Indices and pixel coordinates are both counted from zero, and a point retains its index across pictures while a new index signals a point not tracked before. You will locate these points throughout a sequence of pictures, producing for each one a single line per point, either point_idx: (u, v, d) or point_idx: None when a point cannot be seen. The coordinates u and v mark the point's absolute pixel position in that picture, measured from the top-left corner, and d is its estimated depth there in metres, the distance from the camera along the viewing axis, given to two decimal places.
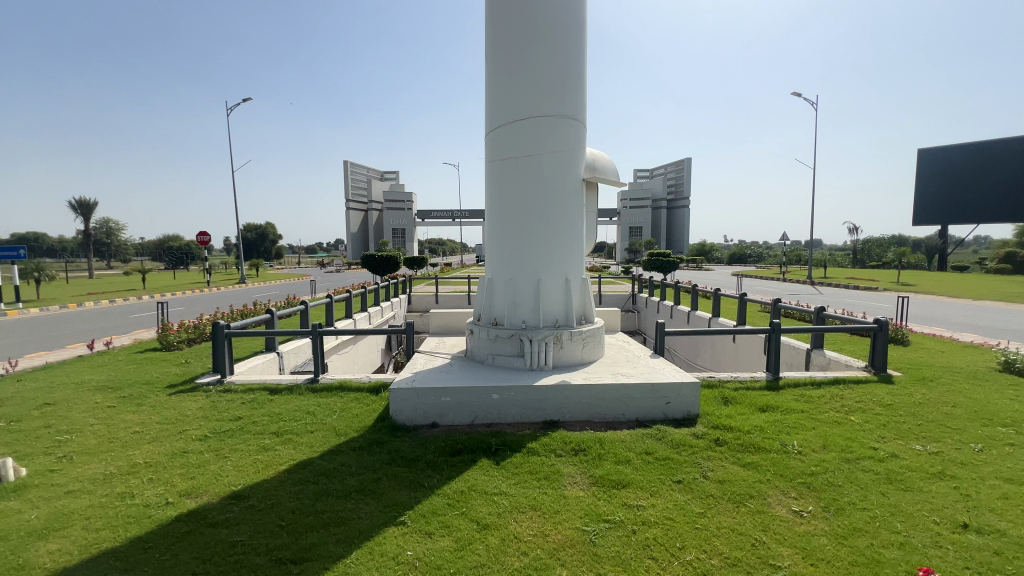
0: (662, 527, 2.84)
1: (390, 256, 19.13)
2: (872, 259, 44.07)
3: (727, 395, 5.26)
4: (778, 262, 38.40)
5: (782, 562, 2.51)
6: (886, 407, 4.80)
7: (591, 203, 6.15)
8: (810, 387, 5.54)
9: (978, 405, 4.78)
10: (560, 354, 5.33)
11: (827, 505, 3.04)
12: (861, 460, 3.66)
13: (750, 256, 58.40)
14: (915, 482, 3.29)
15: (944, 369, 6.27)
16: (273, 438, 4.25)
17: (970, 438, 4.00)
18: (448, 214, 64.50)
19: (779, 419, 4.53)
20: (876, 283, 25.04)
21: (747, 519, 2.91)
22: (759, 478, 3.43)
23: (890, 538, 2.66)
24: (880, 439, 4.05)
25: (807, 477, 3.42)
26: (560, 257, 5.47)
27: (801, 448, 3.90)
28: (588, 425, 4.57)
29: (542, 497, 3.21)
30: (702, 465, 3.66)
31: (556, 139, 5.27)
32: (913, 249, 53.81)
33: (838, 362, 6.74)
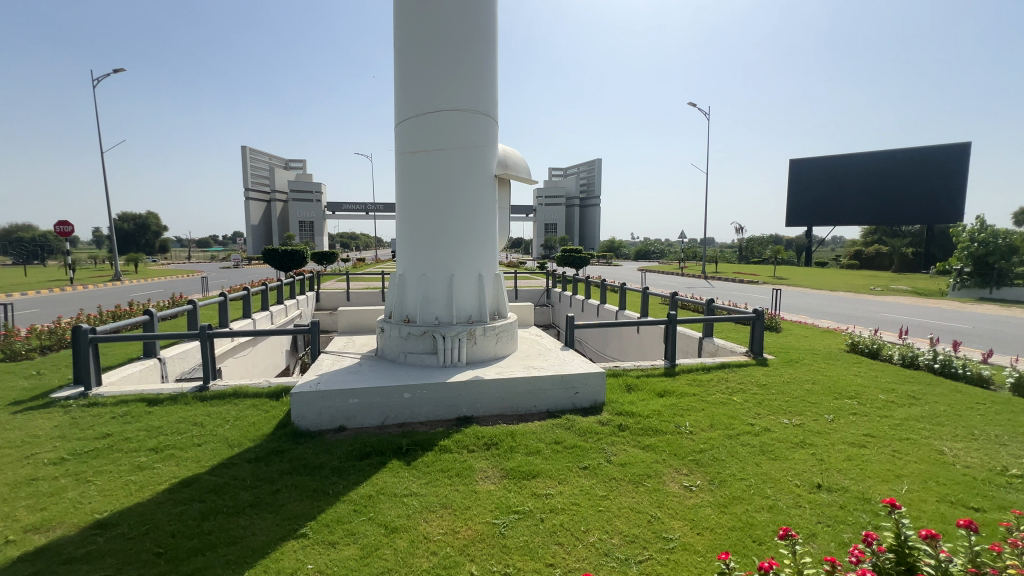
0: (568, 512, 2.96)
1: (296, 250, 17.82)
2: (754, 256, 49.54)
3: (630, 382, 5.63)
4: (678, 258, 41.86)
5: (674, 534, 2.73)
6: (761, 387, 5.45)
7: (504, 200, 6.22)
8: (700, 371, 6.10)
9: (831, 381, 5.61)
10: (474, 349, 5.33)
11: (712, 479, 3.37)
12: (741, 435, 4.11)
13: (654, 252, 62.88)
14: (783, 451, 3.77)
15: (805, 351, 7.26)
16: (151, 456, 3.77)
17: (824, 410, 4.66)
18: (361, 207, 61.66)
19: (674, 402, 4.94)
20: (757, 277, 28.27)
21: (645, 498, 3.13)
22: (656, 459, 3.70)
23: (762, 503, 3.01)
24: (756, 415, 4.58)
25: (697, 454, 3.77)
26: (473, 253, 5.46)
27: (692, 428, 4.29)
28: (501, 419, 4.63)
29: (453, 494, 3.19)
30: (606, 450, 3.88)
31: (467, 133, 5.23)
32: (785, 246, 61.48)
33: (725, 348, 7.51)
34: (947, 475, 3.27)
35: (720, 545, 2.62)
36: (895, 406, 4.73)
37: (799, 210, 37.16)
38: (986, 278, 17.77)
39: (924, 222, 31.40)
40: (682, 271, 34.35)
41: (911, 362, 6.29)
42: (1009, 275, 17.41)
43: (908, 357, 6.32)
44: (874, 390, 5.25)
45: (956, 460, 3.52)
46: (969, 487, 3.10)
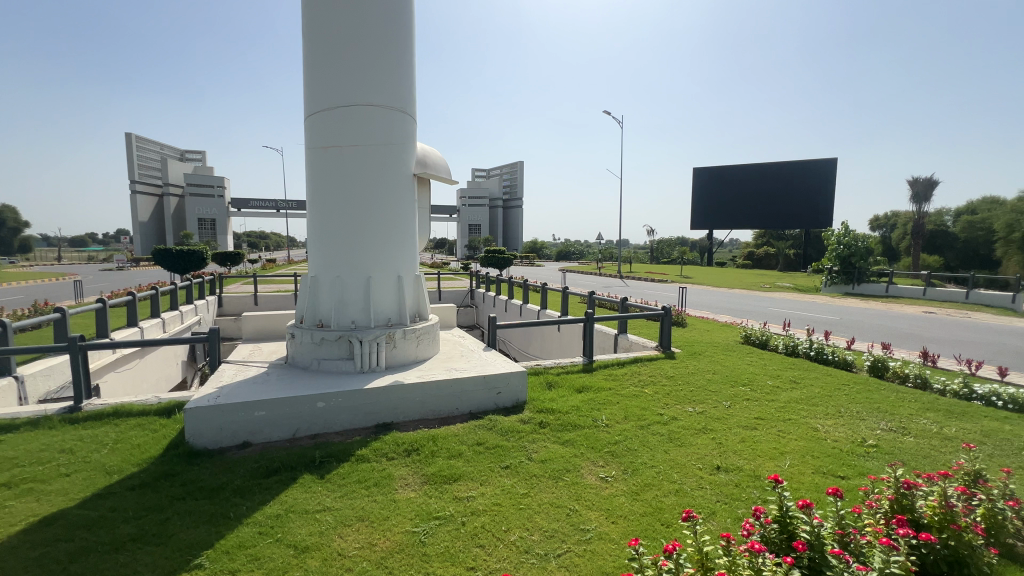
0: (489, 513, 2.97)
1: (193, 250, 16.15)
2: (664, 257, 53.13)
3: (550, 380, 5.78)
4: (597, 259, 43.72)
5: (590, 525, 2.84)
6: (669, 378, 5.85)
7: (424, 200, 6.10)
8: (616, 366, 6.42)
9: (729, 371, 6.16)
10: (393, 353, 5.16)
11: (626, 468, 3.56)
12: (652, 425, 4.38)
13: (574, 253, 65.19)
14: (687, 438, 4.07)
15: (707, 344, 7.92)
16: (2, 492, 3.20)
17: (722, 397, 5.11)
18: (270, 204, 57.29)
19: (592, 398, 5.15)
20: (666, 276, 30.34)
21: (564, 492, 3.22)
22: (575, 453, 3.83)
23: (670, 487, 3.23)
24: (665, 405, 4.91)
25: (612, 445, 3.96)
26: (391, 254, 5.28)
27: (608, 421, 4.49)
28: (422, 423, 4.53)
29: (371, 506, 3.06)
30: (528, 448, 3.95)
31: (383, 130, 5.06)
32: (690, 248, 66.68)
33: (638, 343, 7.97)
34: (821, 449, 3.73)
35: (632, 532, 2.77)
36: (780, 391, 5.31)
37: (698, 213, 39.11)
38: (850, 276, 20.57)
39: (801, 226, 34.34)
40: (600, 271, 35.95)
41: (793, 351, 7.11)
42: (867, 273, 20.30)
43: (791, 346, 7.14)
44: (763, 378, 5.85)
45: (827, 435, 4.03)
46: (837, 458, 3.56)
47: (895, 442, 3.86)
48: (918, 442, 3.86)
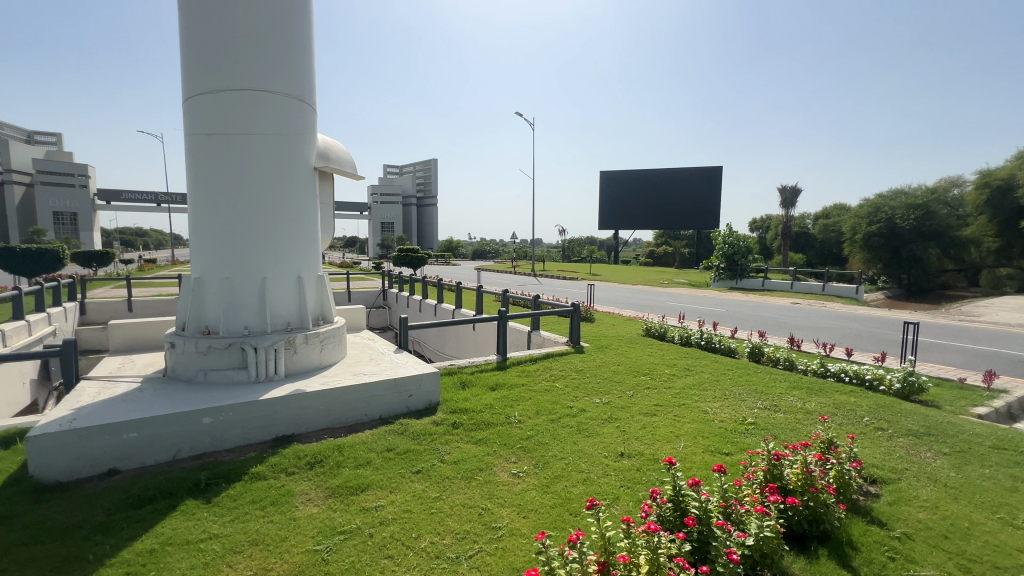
0: (399, 521, 2.87)
1: (47, 249, 13.78)
2: (574, 255, 55.45)
3: (464, 379, 5.74)
4: (511, 257, 44.40)
5: (502, 522, 2.86)
6: (578, 372, 6.10)
7: (327, 196, 5.75)
8: (528, 363, 6.55)
9: (632, 362, 6.57)
10: (293, 360, 4.79)
11: (537, 462, 3.63)
12: (562, 418, 4.52)
13: (489, 252, 65.71)
14: (594, 428, 4.27)
15: (613, 338, 8.39)
16: None
17: (626, 387, 5.43)
18: (147, 197, 50.60)
19: (505, 395, 5.21)
20: (577, 274, 31.68)
21: (476, 492, 3.21)
22: (488, 452, 3.84)
23: (578, 477, 3.35)
24: (574, 398, 5.10)
25: (524, 441, 4.03)
26: (290, 253, 4.90)
27: (520, 417, 4.56)
28: (327, 433, 4.26)
29: (267, 527, 2.81)
30: (440, 450, 3.88)
31: (279, 119, 4.68)
32: (598, 247, 70.45)
33: (550, 339, 8.22)
34: (710, 430, 4.10)
35: (542, 525, 2.82)
36: (676, 378, 5.77)
37: (606, 213, 41.23)
38: (733, 272, 23.02)
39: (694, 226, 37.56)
40: (515, 269, 36.57)
41: (687, 341, 7.77)
42: (747, 269, 22.85)
43: (685, 337, 7.80)
44: (662, 367, 6.32)
45: (715, 416, 4.45)
46: (723, 437, 3.93)
47: (769, 418, 4.36)
48: (787, 417, 4.40)
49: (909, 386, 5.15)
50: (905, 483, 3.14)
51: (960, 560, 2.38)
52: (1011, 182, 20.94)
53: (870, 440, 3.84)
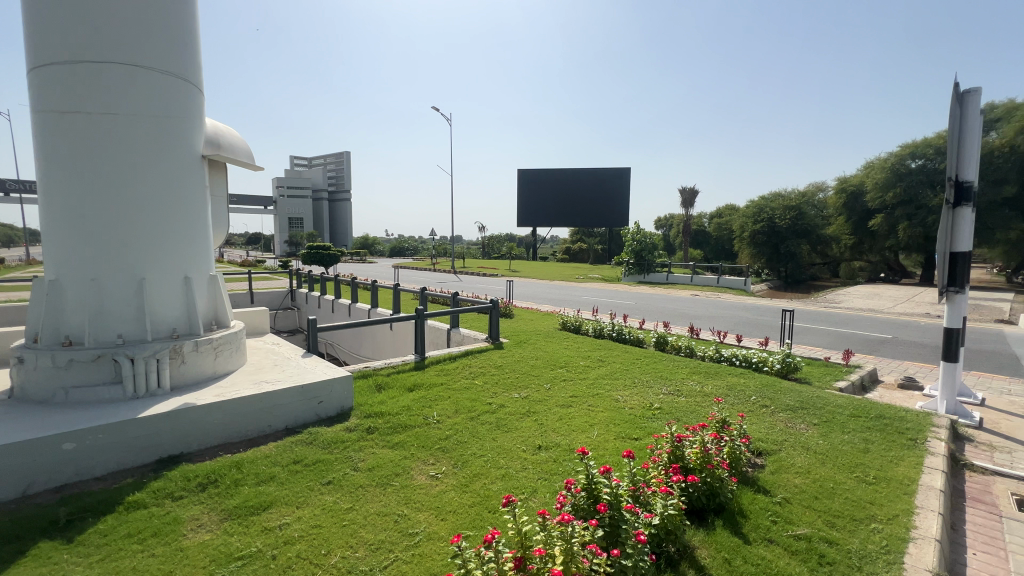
0: (307, 539, 2.67)
1: None
2: (494, 252, 55.88)
3: (379, 382, 5.51)
4: (431, 254, 43.63)
5: (419, 527, 2.77)
6: (498, 368, 6.12)
7: (219, 188, 5.21)
8: (447, 361, 6.46)
9: (549, 356, 6.74)
10: (181, 370, 4.27)
11: (456, 462, 3.58)
12: (481, 415, 4.51)
13: (408, 249, 64.09)
14: (513, 423, 4.30)
15: (531, 333, 8.55)
16: None
17: (543, 381, 5.56)
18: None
19: (423, 395, 5.08)
20: (497, 271, 31.92)
21: (391, 499, 3.09)
22: (405, 455, 3.71)
23: (497, 474, 3.36)
24: (493, 394, 5.12)
25: (443, 441, 3.95)
26: (175, 251, 4.37)
27: (438, 417, 4.48)
28: (223, 449, 3.85)
29: (146, 563, 2.47)
30: (353, 457, 3.68)
31: (157, 99, 4.14)
32: (518, 244, 71.72)
33: (469, 337, 8.18)
34: (621, 417, 4.32)
35: (460, 526, 2.78)
36: (590, 369, 6.02)
37: (523, 210, 41.88)
38: (642, 267, 24.58)
39: (606, 224, 39.51)
40: (434, 266, 36.02)
41: (600, 333, 8.14)
42: (653, 264, 24.52)
43: (599, 329, 8.16)
44: (577, 359, 6.56)
45: (625, 404, 4.69)
46: (632, 423, 4.16)
47: (673, 403, 4.69)
48: (687, 400, 4.77)
49: (787, 366, 5.82)
50: (784, 452, 3.53)
51: (827, 516, 2.72)
52: (860, 189, 24.65)
53: (756, 417, 4.28)
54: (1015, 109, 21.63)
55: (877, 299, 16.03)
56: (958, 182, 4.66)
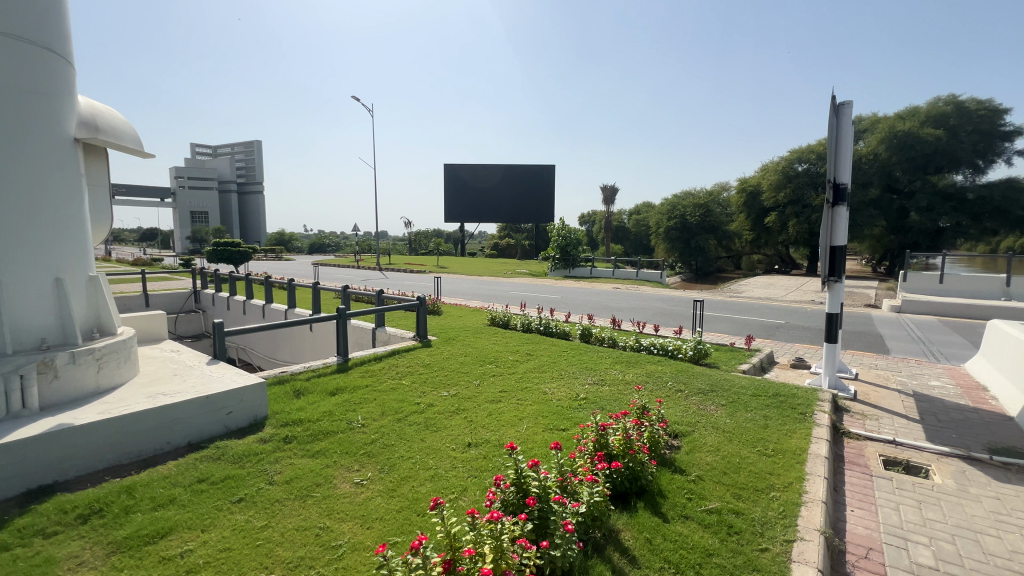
0: (215, 564, 2.44)
1: None
2: (421, 248, 54.80)
3: (298, 387, 5.17)
4: (354, 250, 41.76)
5: (343, 538, 2.64)
6: (426, 366, 6.00)
7: (98, 176, 4.58)
8: (373, 362, 6.21)
9: (479, 352, 6.72)
10: (55, 386, 3.71)
11: (382, 466, 3.45)
12: (409, 416, 4.39)
13: (328, 245, 60.96)
14: (442, 422, 4.23)
15: (459, 329, 8.48)
16: None
17: (472, 377, 5.52)
18: None
19: (346, 399, 4.84)
20: (424, 267, 31.31)
21: (312, 511, 2.90)
22: (327, 464, 3.51)
23: (425, 475, 3.28)
24: (421, 394, 5.00)
25: (368, 446, 3.79)
26: (41, 250, 3.76)
27: (363, 421, 4.29)
28: (111, 473, 3.40)
29: None
30: (268, 470, 3.42)
31: (13, 71, 3.53)
32: (445, 240, 70.93)
33: (396, 335, 7.94)
34: (549, 409, 4.40)
35: (387, 532, 2.68)
36: (519, 364, 6.08)
37: (450, 205, 41.37)
38: (567, 261, 25.34)
39: (532, 220, 40.18)
40: (357, 263, 34.55)
41: (528, 328, 8.26)
42: (578, 259, 25.37)
43: (527, 324, 8.28)
44: (506, 354, 6.60)
45: (553, 396, 4.80)
46: (560, 414, 4.25)
47: (597, 392, 4.87)
48: (611, 389, 4.98)
49: (699, 352, 6.28)
50: (697, 433, 3.80)
51: (734, 489, 2.97)
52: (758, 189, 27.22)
53: (672, 401, 4.56)
54: (877, 122, 25.02)
55: (772, 288, 17.85)
56: (835, 184, 5.26)
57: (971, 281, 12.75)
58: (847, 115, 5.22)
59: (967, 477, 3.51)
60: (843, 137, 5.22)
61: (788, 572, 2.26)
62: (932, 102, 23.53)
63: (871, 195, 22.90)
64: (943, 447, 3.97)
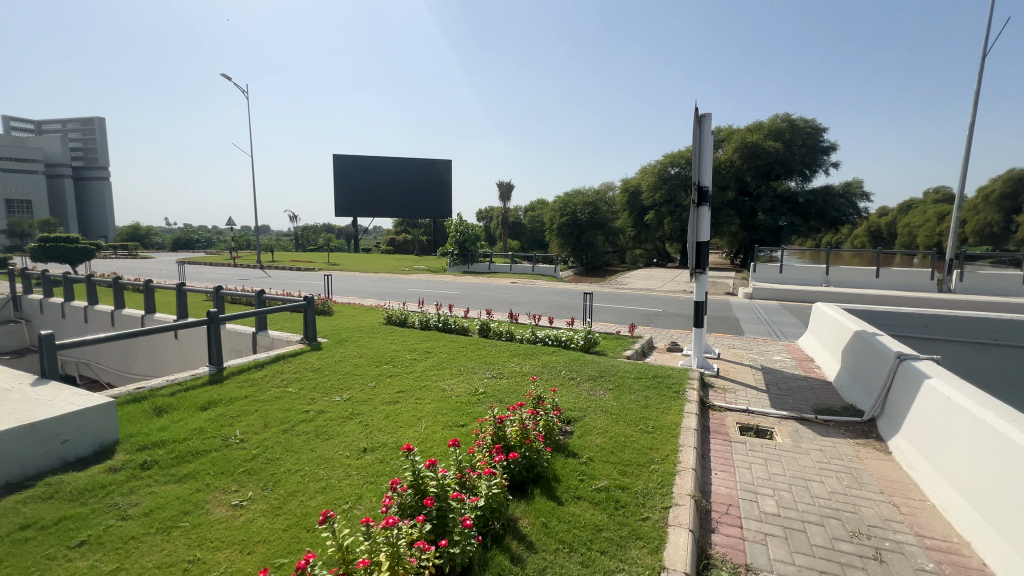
0: None
1: None
2: (309, 244, 50.95)
3: (159, 404, 4.50)
4: (229, 246, 37.42)
5: (218, 569, 2.36)
6: (316, 371, 5.60)
7: None
8: (253, 369, 5.64)
9: (374, 352, 6.45)
10: None
11: (266, 483, 3.16)
12: (296, 426, 4.06)
13: (196, 240, 53.95)
14: (334, 429, 3.98)
15: (353, 329, 8.06)
16: None
17: (368, 379, 5.29)
18: None
19: (221, 412, 4.33)
20: (313, 264, 29.16)
21: (178, 544, 2.55)
22: (197, 488, 3.12)
23: (316, 487, 3.06)
24: (311, 401, 4.66)
25: (249, 463, 3.43)
26: None
27: (242, 436, 3.88)
28: None
29: None
30: (121, 504, 2.94)
31: None
32: (337, 235, 66.82)
33: (280, 339, 7.30)
34: (448, 406, 4.38)
35: (272, 554, 2.46)
36: (417, 362, 5.96)
37: (341, 198, 38.90)
38: (465, 257, 25.38)
39: (430, 215, 39.47)
40: (233, 261, 31.06)
41: (426, 325, 8.12)
42: (476, 254, 25.52)
43: (424, 321, 8.14)
44: (403, 353, 6.42)
45: (452, 393, 4.78)
46: (460, 411, 4.26)
47: (496, 386, 4.96)
48: (508, 382, 5.10)
49: (589, 341, 6.70)
50: (588, 417, 4.05)
51: (620, 466, 3.22)
52: (638, 188, 29.73)
53: (566, 389, 4.82)
54: (733, 133, 28.72)
55: (652, 280, 19.66)
56: (699, 186, 5.93)
57: (801, 271, 15.29)
58: (707, 125, 5.91)
59: (801, 434, 4.21)
60: (705, 145, 5.90)
61: (665, 536, 2.51)
62: (772, 119, 27.64)
63: (728, 197, 26.27)
64: (783, 411, 4.72)
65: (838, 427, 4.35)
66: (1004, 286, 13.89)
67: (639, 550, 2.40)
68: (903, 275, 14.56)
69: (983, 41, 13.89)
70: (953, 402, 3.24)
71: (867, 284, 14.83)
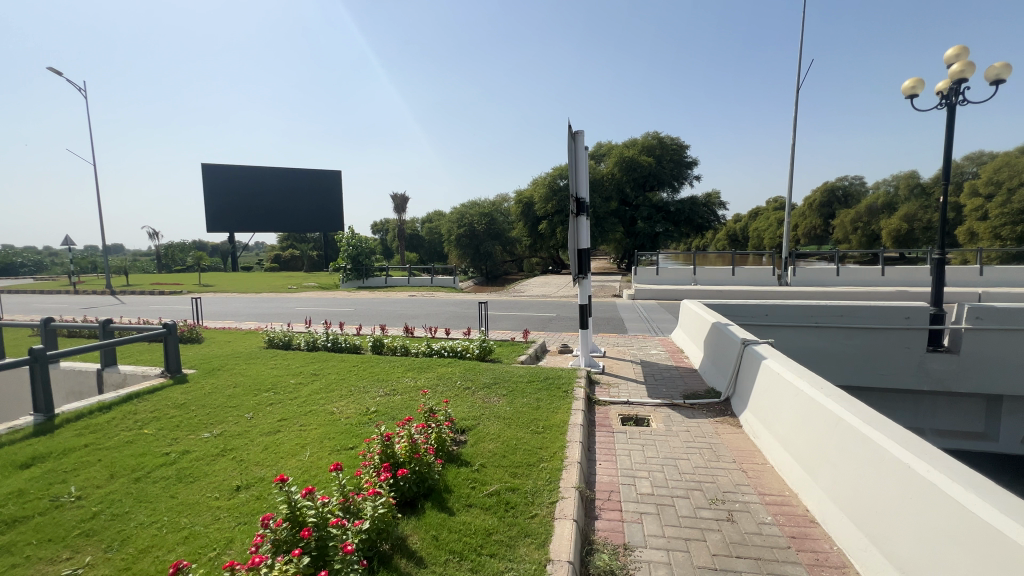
0: None
1: None
2: (176, 264, 44.81)
3: None
4: (67, 271, 31.40)
5: None
6: (179, 407, 4.95)
7: None
8: (95, 413, 4.80)
9: (251, 379, 5.89)
10: None
11: (112, 543, 2.72)
12: (152, 472, 3.55)
13: (21, 264, 44.80)
14: (202, 469, 3.55)
15: (227, 356, 7.26)
16: None
17: (244, 410, 4.80)
18: None
19: (51, 468, 3.64)
20: (179, 287, 25.69)
21: None
22: (13, 564, 2.59)
23: (177, 538, 2.71)
24: (172, 441, 4.12)
25: (87, 523, 2.92)
26: None
27: (79, 492, 3.29)
28: None
29: None
30: None
31: None
32: (210, 254, 59.83)
33: (133, 374, 6.32)
34: (336, 430, 4.15)
35: None
36: (302, 386, 5.54)
37: (213, 212, 34.95)
38: (360, 272, 24.28)
39: (319, 229, 37.13)
40: (74, 288, 26.17)
41: (313, 346, 7.62)
42: (371, 269, 24.55)
43: (311, 342, 7.63)
44: (286, 377, 5.94)
45: (341, 415, 4.54)
46: (349, 433, 4.05)
47: (388, 403, 4.80)
48: (401, 398, 4.97)
49: (484, 350, 6.79)
50: (481, 425, 4.11)
51: (511, 469, 3.31)
52: (530, 200, 31.05)
53: (460, 399, 4.84)
54: (612, 148, 31.33)
55: (548, 286, 20.58)
56: (577, 198, 6.35)
57: (674, 273, 17.06)
58: (581, 142, 6.39)
59: (672, 419, 4.69)
60: (580, 160, 6.37)
61: (552, 529, 2.63)
62: (644, 136, 30.60)
63: (611, 208, 28.45)
64: (657, 399, 5.22)
65: (701, 409, 4.94)
66: (825, 277, 16.65)
67: (527, 547, 2.49)
68: (752, 272, 16.96)
69: (797, 76, 16.91)
70: (782, 377, 3.87)
71: (726, 281, 16.99)
